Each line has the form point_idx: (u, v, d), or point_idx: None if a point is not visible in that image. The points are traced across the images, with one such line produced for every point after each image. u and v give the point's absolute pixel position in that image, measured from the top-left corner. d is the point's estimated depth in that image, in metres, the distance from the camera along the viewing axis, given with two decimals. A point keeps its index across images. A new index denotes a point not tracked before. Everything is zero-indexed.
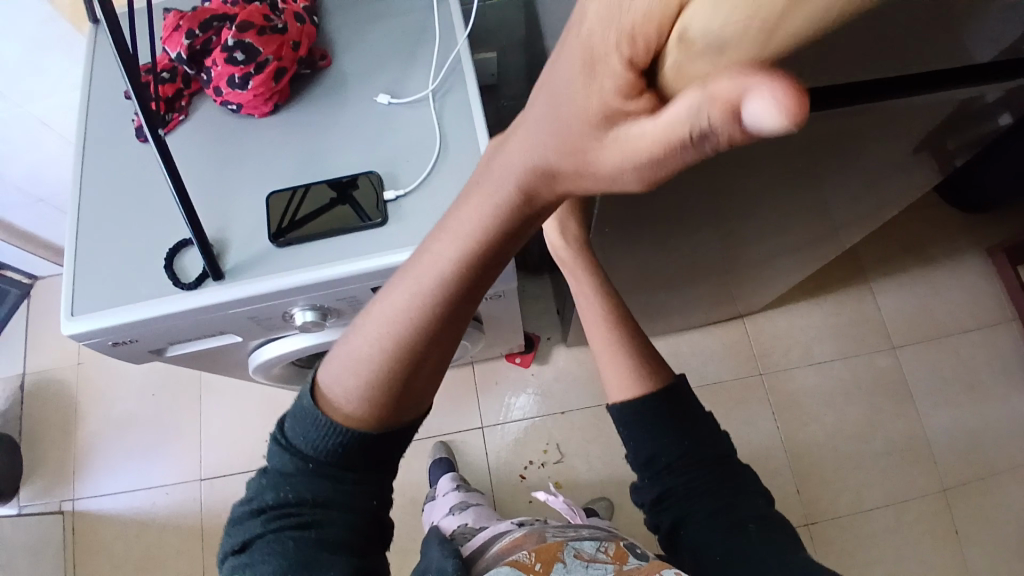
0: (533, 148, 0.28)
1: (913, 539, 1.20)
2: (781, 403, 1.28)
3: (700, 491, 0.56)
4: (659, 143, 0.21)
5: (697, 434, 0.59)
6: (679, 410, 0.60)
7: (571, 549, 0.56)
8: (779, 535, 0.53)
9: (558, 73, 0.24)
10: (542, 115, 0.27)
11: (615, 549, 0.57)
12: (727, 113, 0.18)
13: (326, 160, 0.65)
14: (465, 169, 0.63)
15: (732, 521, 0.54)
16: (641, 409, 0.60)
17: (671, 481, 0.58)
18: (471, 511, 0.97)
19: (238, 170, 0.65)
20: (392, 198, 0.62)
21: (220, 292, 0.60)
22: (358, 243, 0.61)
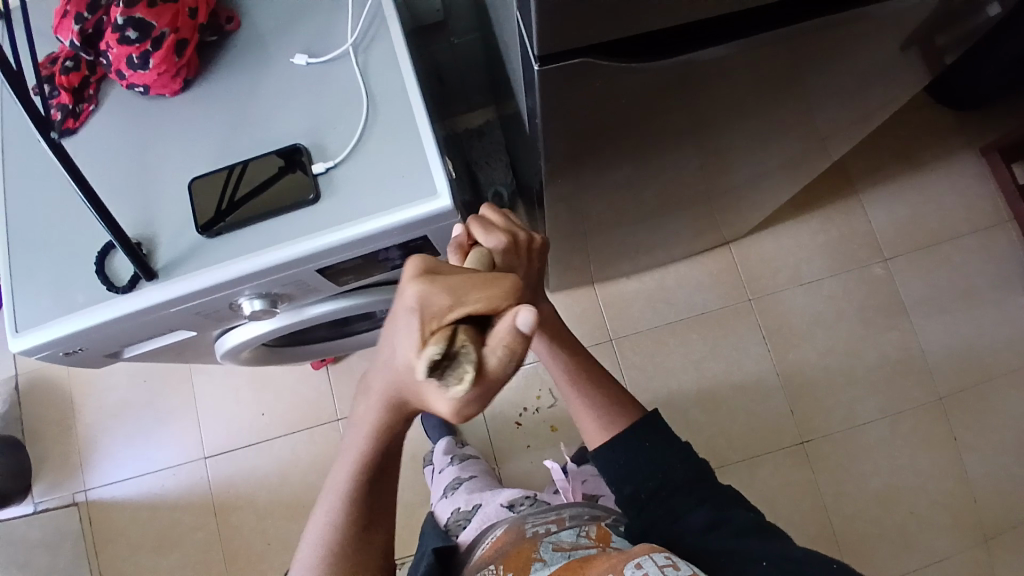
0: (401, 371, 0.34)
1: (910, 449, 1.21)
2: (772, 327, 1.26)
3: (693, 512, 0.61)
4: (492, 367, 0.32)
5: (675, 464, 0.63)
6: (657, 442, 0.65)
7: (550, 544, 0.66)
8: (772, 540, 0.59)
9: (405, 336, 0.32)
10: (397, 349, 0.34)
11: (596, 533, 0.68)
12: (507, 342, 0.32)
13: (249, 136, 0.60)
14: (398, 131, 0.59)
15: (728, 534, 0.59)
16: (620, 447, 0.65)
17: (660, 508, 0.62)
18: (463, 490, 0.98)
19: (158, 157, 0.61)
20: (322, 170, 0.58)
21: (155, 294, 0.58)
22: (292, 223, 0.58)
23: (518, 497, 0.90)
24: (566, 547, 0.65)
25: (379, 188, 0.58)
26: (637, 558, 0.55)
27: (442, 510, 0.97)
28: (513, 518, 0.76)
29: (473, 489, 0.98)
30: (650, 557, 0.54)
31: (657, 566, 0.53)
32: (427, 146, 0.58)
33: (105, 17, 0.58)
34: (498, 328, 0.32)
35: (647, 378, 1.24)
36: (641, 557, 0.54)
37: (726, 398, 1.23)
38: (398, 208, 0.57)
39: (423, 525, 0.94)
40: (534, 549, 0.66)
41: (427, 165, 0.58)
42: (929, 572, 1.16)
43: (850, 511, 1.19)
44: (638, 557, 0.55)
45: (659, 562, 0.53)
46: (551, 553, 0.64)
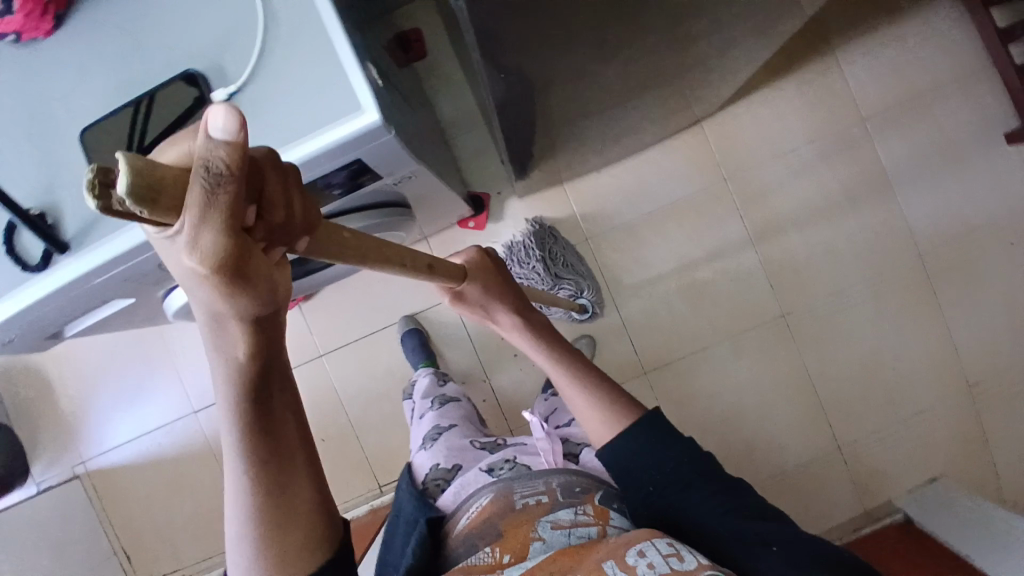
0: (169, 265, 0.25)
1: (891, 311, 1.21)
2: (750, 205, 1.22)
3: (701, 493, 0.64)
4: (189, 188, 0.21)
5: (674, 447, 0.66)
6: (666, 431, 0.67)
7: (550, 523, 0.66)
8: (771, 515, 0.64)
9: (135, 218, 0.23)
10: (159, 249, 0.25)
11: (593, 510, 0.69)
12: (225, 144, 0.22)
13: (140, 68, 0.53)
14: (302, 40, 0.51)
15: (737, 510, 0.63)
16: (633, 438, 0.66)
17: (669, 493, 0.64)
18: (442, 444, 0.93)
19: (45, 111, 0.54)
20: (224, 98, 0.51)
21: (68, 268, 0.52)
22: None
23: (496, 459, 0.85)
24: (564, 525, 0.66)
25: (289, 111, 0.50)
26: (640, 545, 0.58)
27: (421, 463, 0.93)
28: (496, 484, 0.75)
29: (452, 443, 0.93)
30: (652, 544, 0.58)
31: (659, 554, 0.56)
32: (339, 52, 0.50)
33: None
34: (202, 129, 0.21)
35: (629, 274, 1.22)
36: (643, 543, 0.58)
37: (708, 284, 1.22)
38: (315, 132, 0.50)
39: (401, 484, 0.90)
40: (531, 528, 0.66)
41: (342, 74, 0.50)
42: (914, 424, 1.21)
43: (836, 378, 1.22)
44: (640, 543, 0.58)
45: (661, 551, 0.57)
46: (550, 532, 0.65)
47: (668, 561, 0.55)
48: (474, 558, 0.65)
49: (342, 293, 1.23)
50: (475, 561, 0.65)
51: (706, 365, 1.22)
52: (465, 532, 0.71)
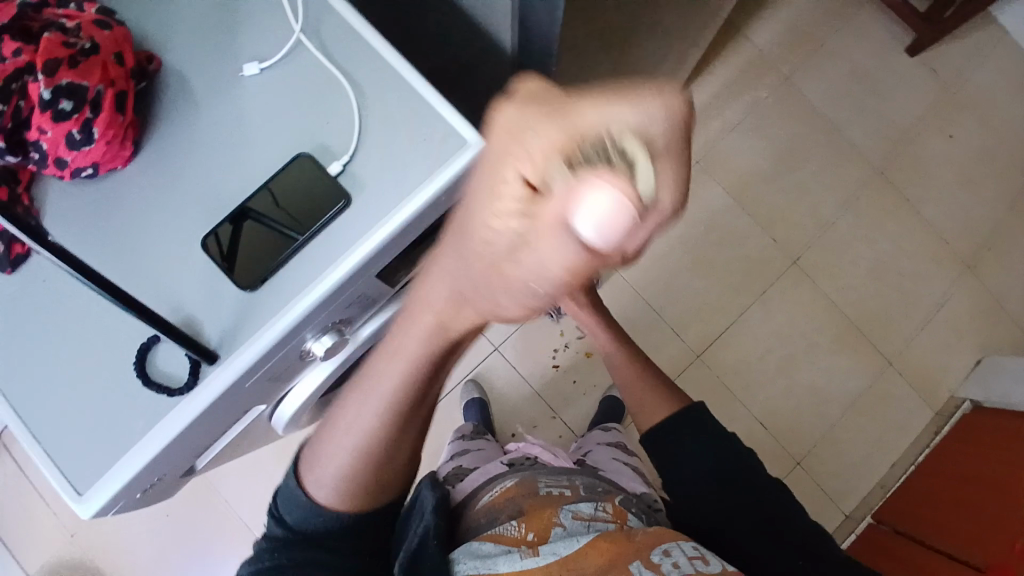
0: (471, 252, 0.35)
1: (878, 223, 1.32)
2: (725, 175, 1.32)
3: (751, 504, 0.70)
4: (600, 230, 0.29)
5: (728, 463, 0.73)
6: (708, 435, 0.74)
7: (570, 513, 0.67)
8: (815, 535, 0.70)
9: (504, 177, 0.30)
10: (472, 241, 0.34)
11: (612, 509, 0.70)
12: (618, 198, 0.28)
13: (235, 170, 0.52)
14: (398, 101, 0.53)
15: (784, 527, 0.69)
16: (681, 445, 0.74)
17: (722, 502, 0.71)
18: (466, 457, 0.94)
19: (149, 234, 0.51)
20: (339, 170, 0.52)
21: (225, 378, 0.49)
22: (336, 237, 0.51)
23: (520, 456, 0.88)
24: (585, 517, 0.67)
25: (402, 166, 0.52)
26: (665, 546, 0.61)
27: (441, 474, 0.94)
28: (520, 474, 0.76)
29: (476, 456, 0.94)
30: (677, 547, 0.61)
31: (685, 556, 0.59)
32: (435, 103, 0.53)
33: (22, 102, 0.46)
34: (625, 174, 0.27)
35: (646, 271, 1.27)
36: (668, 545, 0.61)
37: (718, 255, 1.29)
38: (435, 176, 0.52)
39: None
40: (553, 514, 0.67)
41: (444, 119, 0.53)
42: (941, 316, 1.29)
43: (859, 298, 1.29)
44: (663, 543, 0.62)
45: (687, 554, 0.60)
46: (571, 521, 0.66)
47: (695, 566, 0.59)
48: (497, 531, 0.65)
49: None
50: (500, 533, 0.64)
51: (746, 329, 1.27)
52: (483, 506, 0.72)
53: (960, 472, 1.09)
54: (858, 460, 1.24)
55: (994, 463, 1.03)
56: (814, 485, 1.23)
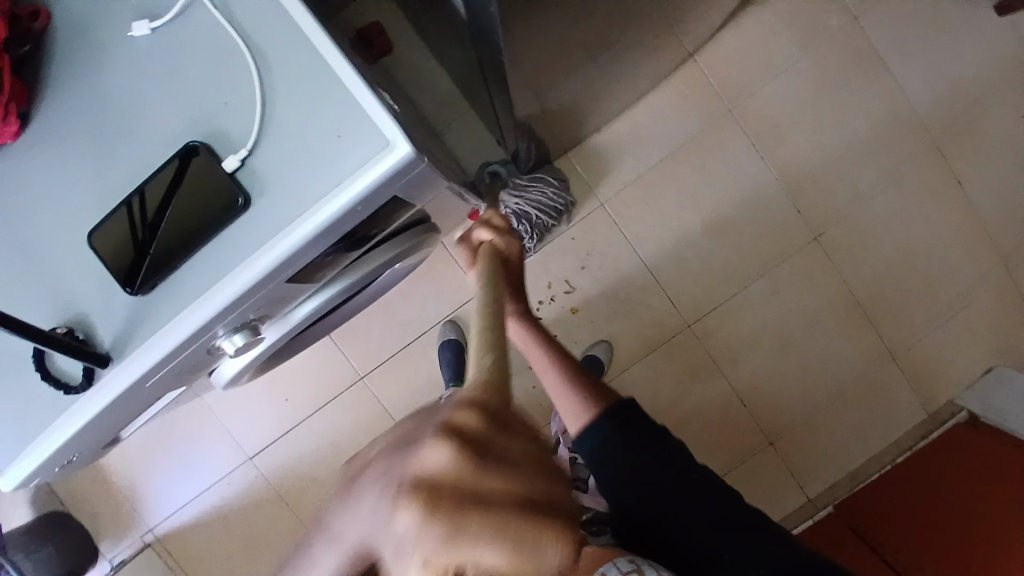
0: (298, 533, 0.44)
1: (918, 205, 1.19)
2: (758, 129, 1.17)
3: (668, 499, 0.67)
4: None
5: (649, 459, 0.69)
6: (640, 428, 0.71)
7: None
8: (744, 522, 0.65)
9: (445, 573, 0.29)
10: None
11: (575, 542, 0.67)
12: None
13: (128, 152, 0.48)
14: (309, 78, 0.45)
15: (708, 522, 0.65)
16: (603, 430, 0.71)
17: (642, 497, 0.68)
18: None
19: (45, 215, 0.50)
20: (238, 164, 0.46)
21: (116, 382, 0.48)
22: (232, 244, 0.46)
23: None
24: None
25: (309, 164, 0.45)
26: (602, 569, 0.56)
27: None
28: None
29: None
30: (613, 564, 0.56)
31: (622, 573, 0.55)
32: (351, 87, 0.44)
33: None
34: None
35: (649, 228, 1.18)
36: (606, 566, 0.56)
37: (733, 220, 1.18)
38: (346, 180, 0.44)
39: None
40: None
41: (362, 110, 0.44)
42: (959, 314, 1.20)
43: (876, 284, 1.19)
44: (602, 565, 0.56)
45: (622, 569, 0.56)
46: None
47: None
48: None
49: (367, 313, 1.18)
50: None
51: (746, 302, 1.19)
52: None
53: (934, 490, 1.06)
54: (837, 448, 1.21)
55: (987, 491, 0.97)
56: (785, 466, 1.20)
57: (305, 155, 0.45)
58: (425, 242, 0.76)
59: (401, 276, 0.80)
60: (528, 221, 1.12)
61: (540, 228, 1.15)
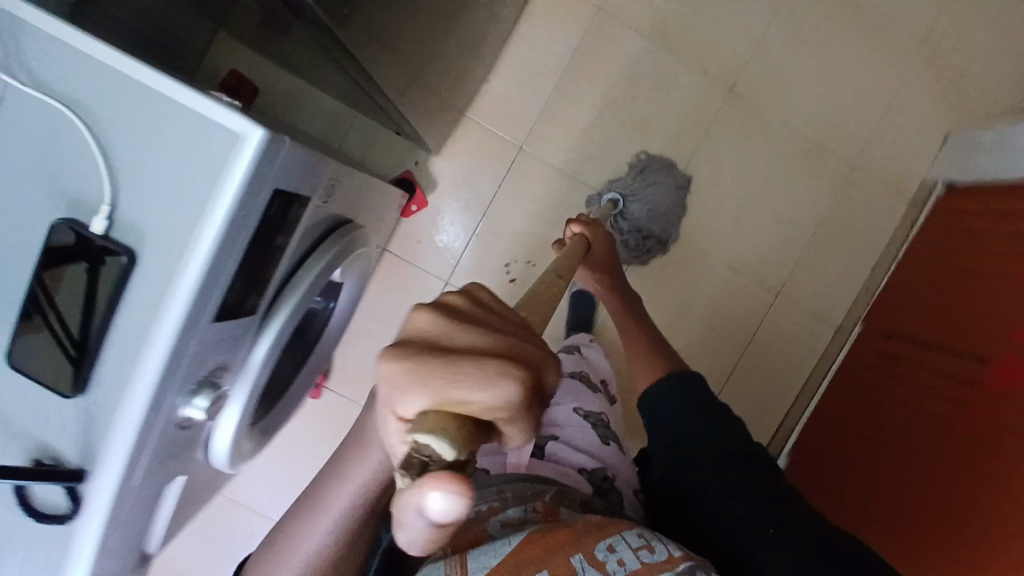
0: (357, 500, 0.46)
1: (814, 19, 1.18)
2: (636, 14, 1.15)
3: (706, 464, 0.63)
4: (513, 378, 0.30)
5: (706, 437, 0.65)
6: (696, 400, 0.69)
7: (499, 522, 0.53)
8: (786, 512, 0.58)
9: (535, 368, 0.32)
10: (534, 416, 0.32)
11: (542, 506, 0.56)
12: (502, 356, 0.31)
13: (8, 262, 0.44)
14: (129, 104, 0.42)
15: (749, 496, 0.60)
16: (665, 392, 0.70)
17: (682, 457, 0.66)
18: None
19: None
20: (106, 221, 0.42)
21: (101, 485, 0.45)
22: (145, 296, 0.43)
23: None
24: (513, 522, 0.53)
25: (177, 190, 0.43)
26: (610, 538, 0.50)
27: None
28: None
29: None
30: (622, 538, 0.51)
31: (631, 550, 0.49)
32: (172, 91, 0.42)
33: None
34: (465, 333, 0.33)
35: (580, 152, 1.16)
36: (613, 537, 0.50)
37: (653, 111, 1.17)
38: (217, 185, 0.42)
39: None
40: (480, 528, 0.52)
41: (202, 116, 0.42)
42: (894, 105, 1.20)
43: (807, 112, 1.19)
44: (608, 536, 0.51)
45: (632, 545, 0.50)
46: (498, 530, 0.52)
47: (642, 558, 0.49)
48: None
49: (353, 347, 1.16)
50: None
51: (700, 180, 1.19)
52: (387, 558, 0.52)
53: (967, 275, 1.00)
54: (838, 274, 1.24)
55: (1007, 246, 0.94)
56: (801, 309, 1.24)
57: (168, 183, 0.43)
58: (364, 250, 0.77)
59: (351, 297, 0.82)
60: (654, 223, 1.16)
61: (665, 220, 1.16)
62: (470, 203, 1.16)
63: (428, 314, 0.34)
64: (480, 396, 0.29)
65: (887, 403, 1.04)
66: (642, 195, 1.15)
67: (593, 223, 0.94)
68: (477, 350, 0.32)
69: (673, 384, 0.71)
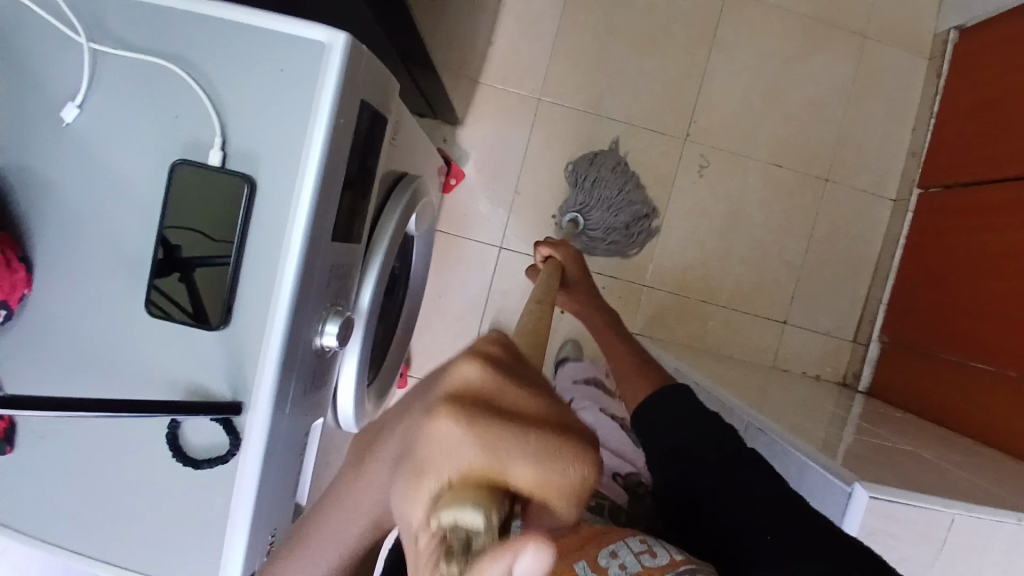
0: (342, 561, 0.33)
1: None
2: None
3: (709, 470, 0.56)
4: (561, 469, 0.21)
5: (704, 438, 0.59)
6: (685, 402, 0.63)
7: None
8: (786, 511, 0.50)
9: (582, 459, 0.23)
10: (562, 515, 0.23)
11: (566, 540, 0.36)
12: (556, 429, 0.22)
13: (129, 222, 0.46)
14: (222, 41, 0.44)
15: (757, 498, 0.52)
16: (662, 400, 0.64)
17: (684, 465, 0.58)
18: None
19: (110, 339, 0.46)
20: (222, 154, 0.44)
21: (260, 411, 0.45)
22: (267, 216, 0.44)
23: None
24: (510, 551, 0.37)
25: (280, 111, 0.44)
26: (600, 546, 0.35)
27: None
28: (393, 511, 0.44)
29: None
30: None
31: None
32: (260, 20, 0.44)
33: None
34: (512, 397, 0.23)
35: (596, 91, 1.19)
36: None
37: (657, 34, 1.18)
38: (318, 96, 0.44)
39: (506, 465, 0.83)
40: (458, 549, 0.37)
41: (293, 35, 0.44)
42: None
43: None
44: (610, 542, 0.50)
45: (633, 549, 0.49)
46: None
47: None
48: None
49: (426, 329, 1.20)
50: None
51: (717, 89, 1.20)
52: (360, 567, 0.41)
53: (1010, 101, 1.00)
54: (879, 148, 1.23)
55: None
56: (853, 190, 1.24)
57: (272, 107, 0.45)
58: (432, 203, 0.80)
59: (421, 251, 0.88)
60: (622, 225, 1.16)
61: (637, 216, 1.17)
62: (503, 168, 1.19)
63: (479, 361, 0.23)
64: (531, 472, 0.21)
65: (965, 245, 1.04)
66: (598, 200, 1.15)
67: (561, 244, 0.90)
68: (530, 420, 0.22)
69: (662, 394, 0.64)
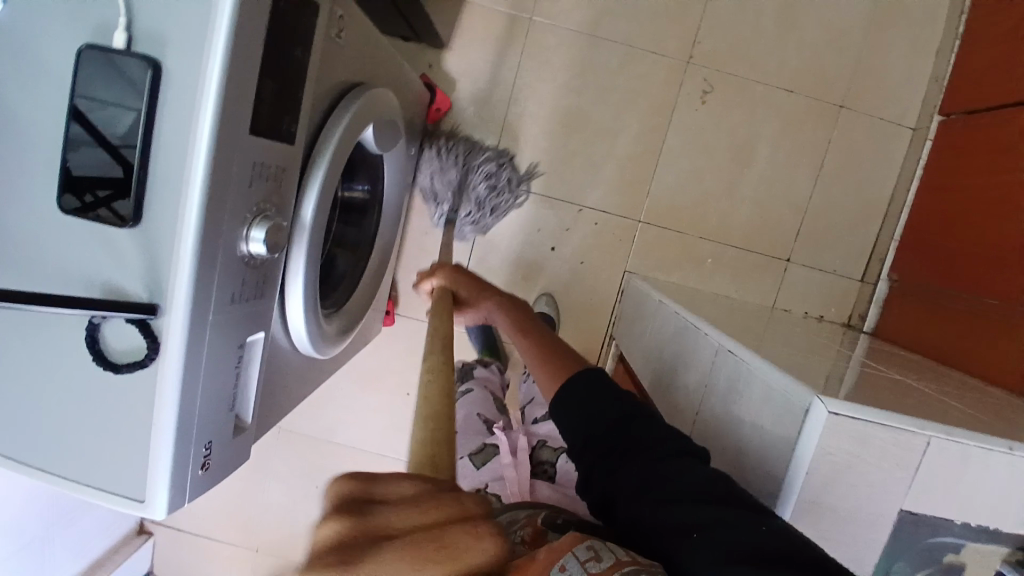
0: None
1: None
2: None
3: (634, 457, 0.47)
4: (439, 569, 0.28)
5: (632, 424, 0.49)
6: (610, 388, 0.53)
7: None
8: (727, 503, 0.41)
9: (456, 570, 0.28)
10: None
11: None
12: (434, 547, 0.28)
13: (38, 115, 0.43)
14: None
15: (687, 489, 0.43)
16: (578, 386, 0.54)
17: (610, 452, 0.49)
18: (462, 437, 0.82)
19: (30, 239, 0.44)
20: (126, 36, 0.41)
21: (174, 317, 0.42)
22: (175, 105, 0.41)
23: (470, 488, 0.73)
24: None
25: None
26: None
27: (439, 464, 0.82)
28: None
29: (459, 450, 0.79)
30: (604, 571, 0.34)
31: None
32: None
33: None
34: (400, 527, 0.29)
35: (592, 11, 1.11)
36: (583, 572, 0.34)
37: None
38: None
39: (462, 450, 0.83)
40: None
41: None
42: None
43: None
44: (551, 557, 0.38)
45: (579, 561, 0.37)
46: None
47: None
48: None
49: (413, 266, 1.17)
50: None
51: (723, 8, 1.12)
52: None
53: None
54: (900, 72, 1.14)
55: None
56: (869, 118, 1.15)
57: None
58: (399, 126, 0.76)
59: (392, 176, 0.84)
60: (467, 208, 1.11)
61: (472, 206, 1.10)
62: (492, 96, 1.13)
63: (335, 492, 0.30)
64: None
65: (986, 175, 0.96)
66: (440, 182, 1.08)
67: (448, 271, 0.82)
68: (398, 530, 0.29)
69: (579, 382, 0.54)
